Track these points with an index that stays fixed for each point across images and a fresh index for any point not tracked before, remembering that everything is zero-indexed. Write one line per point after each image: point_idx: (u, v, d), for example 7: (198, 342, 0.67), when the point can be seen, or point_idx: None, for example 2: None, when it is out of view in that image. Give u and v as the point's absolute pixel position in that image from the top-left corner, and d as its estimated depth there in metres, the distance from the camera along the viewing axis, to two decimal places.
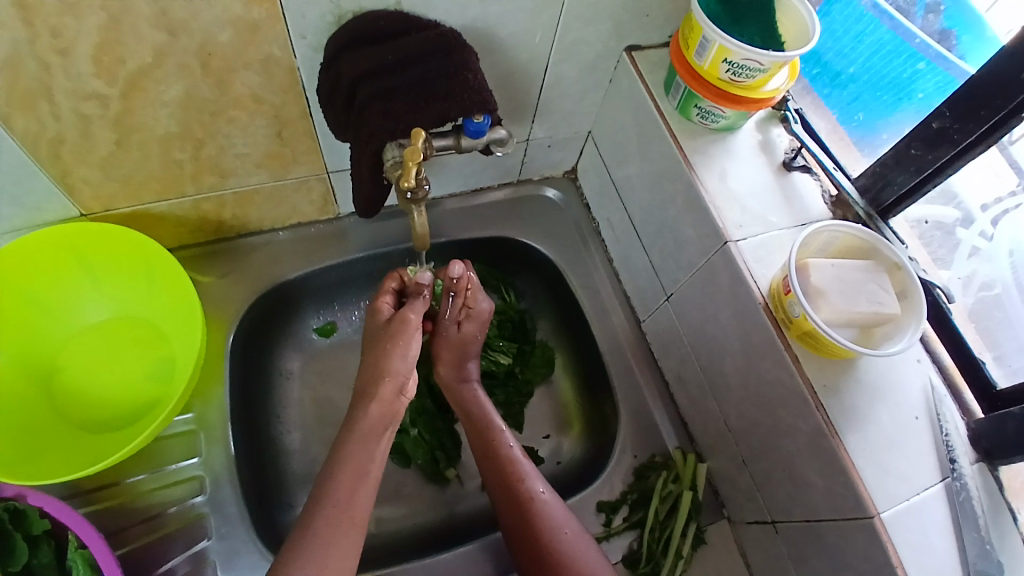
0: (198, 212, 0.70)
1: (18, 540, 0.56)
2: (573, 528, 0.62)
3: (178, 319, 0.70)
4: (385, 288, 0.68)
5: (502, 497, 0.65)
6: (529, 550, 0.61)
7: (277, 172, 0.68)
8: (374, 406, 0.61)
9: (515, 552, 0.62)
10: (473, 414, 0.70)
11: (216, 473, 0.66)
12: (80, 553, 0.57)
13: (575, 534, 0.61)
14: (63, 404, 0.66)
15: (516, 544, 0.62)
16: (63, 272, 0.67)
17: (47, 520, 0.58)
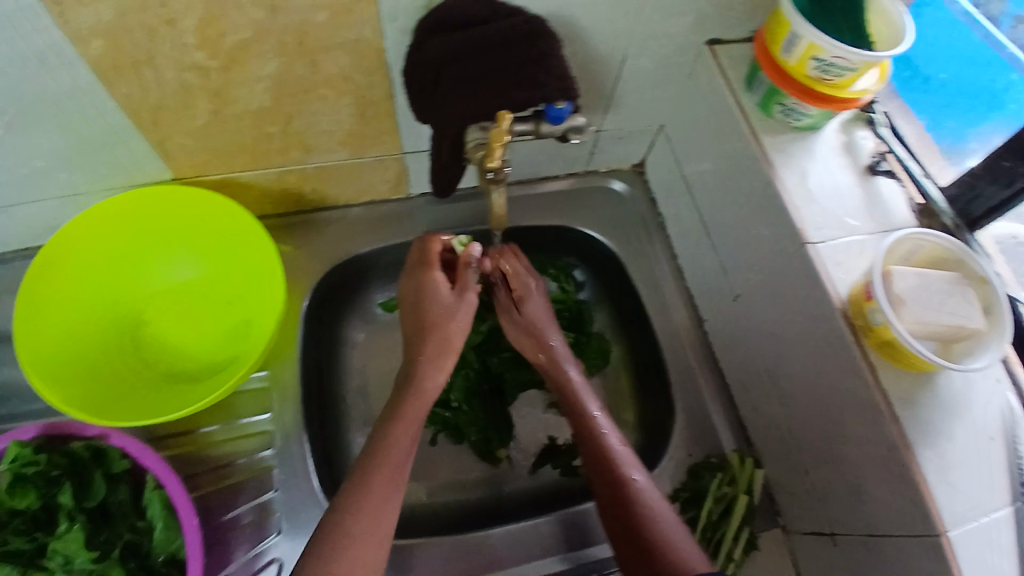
0: (281, 184, 0.74)
1: (99, 477, 0.63)
2: (671, 519, 0.57)
3: (256, 283, 0.74)
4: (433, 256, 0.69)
5: (598, 481, 0.61)
6: (630, 540, 0.57)
7: (356, 150, 0.71)
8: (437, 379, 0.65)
9: (617, 544, 0.58)
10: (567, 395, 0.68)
11: (285, 429, 0.70)
12: (156, 492, 0.63)
13: (675, 525, 0.57)
14: (147, 354, 0.71)
15: (617, 534, 0.58)
16: (154, 232, 0.72)
17: (127, 461, 0.64)
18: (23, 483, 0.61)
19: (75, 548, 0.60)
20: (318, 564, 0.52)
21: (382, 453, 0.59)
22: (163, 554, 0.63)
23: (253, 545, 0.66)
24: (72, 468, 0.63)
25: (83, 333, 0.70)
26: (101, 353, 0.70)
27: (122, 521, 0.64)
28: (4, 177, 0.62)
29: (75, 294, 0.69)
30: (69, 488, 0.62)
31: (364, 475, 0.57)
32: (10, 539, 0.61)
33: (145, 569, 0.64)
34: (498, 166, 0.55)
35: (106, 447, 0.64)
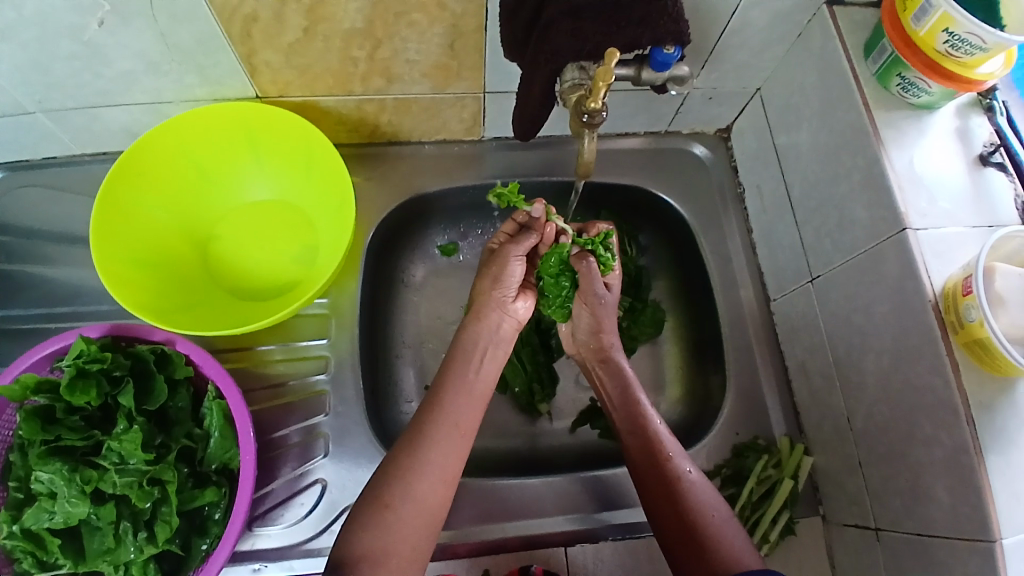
0: (358, 113, 0.73)
1: (161, 379, 0.62)
2: (719, 513, 0.57)
3: (326, 210, 0.74)
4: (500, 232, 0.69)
5: (645, 473, 0.59)
6: (681, 532, 0.56)
7: (438, 84, 0.69)
8: (478, 324, 0.65)
9: (668, 537, 0.56)
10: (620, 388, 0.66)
11: (340, 357, 0.71)
12: (217, 403, 0.62)
13: (723, 518, 0.56)
14: (217, 271, 0.73)
15: (668, 529, 0.56)
16: (234, 148, 0.72)
17: (189, 368, 0.63)
18: (84, 378, 0.60)
19: (132, 448, 0.58)
20: (374, 496, 0.53)
21: (438, 403, 0.59)
22: (217, 463, 0.63)
23: (300, 464, 0.68)
24: (131, 372, 0.63)
25: (155, 243, 0.71)
26: (172, 260, 0.71)
27: (178, 427, 0.64)
28: (96, 75, 0.62)
29: (147, 204, 0.70)
30: (130, 388, 0.61)
31: (423, 422, 0.57)
32: (63, 436, 0.59)
33: (197, 476, 0.63)
34: (596, 109, 0.54)
35: (171, 351, 0.63)
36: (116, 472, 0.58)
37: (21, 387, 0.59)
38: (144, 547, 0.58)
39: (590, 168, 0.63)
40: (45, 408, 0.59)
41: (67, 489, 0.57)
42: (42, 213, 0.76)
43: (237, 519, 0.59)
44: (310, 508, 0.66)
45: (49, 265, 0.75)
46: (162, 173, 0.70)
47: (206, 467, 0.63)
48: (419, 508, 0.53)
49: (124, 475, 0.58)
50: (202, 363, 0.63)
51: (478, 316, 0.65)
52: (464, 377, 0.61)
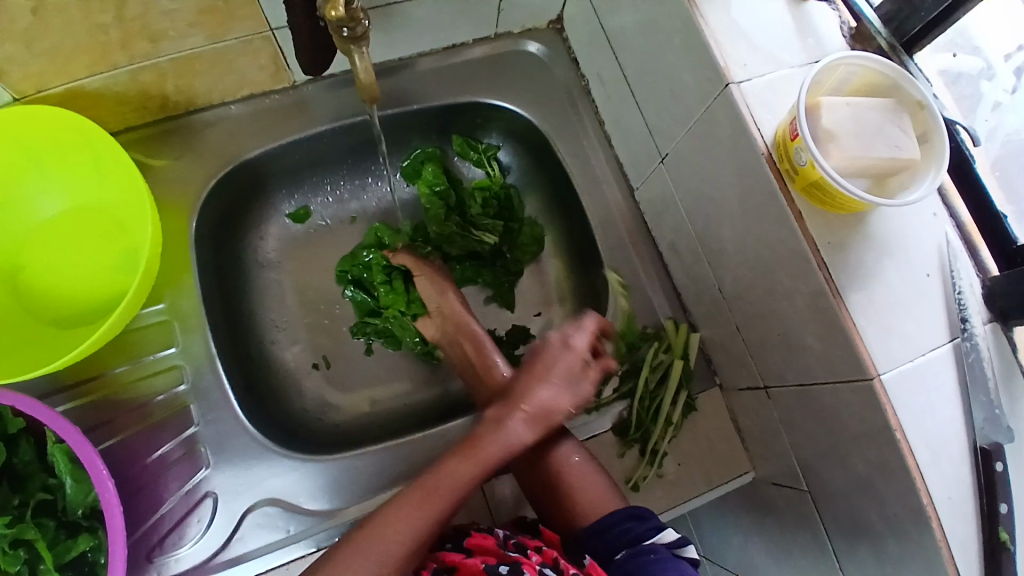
0: (138, 86, 0.63)
1: None
2: (574, 457, 0.60)
3: (134, 208, 0.64)
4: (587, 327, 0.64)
5: None
6: (544, 485, 0.59)
7: (215, 33, 0.59)
8: (493, 431, 0.58)
9: (534, 490, 0.60)
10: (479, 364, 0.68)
11: (196, 361, 0.65)
12: (59, 447, 0.56)
13: (583, 463, 0.60)
14: (32, 303, 0.64)
15: (532, 484, 0.60)
16: (5, 160, 0.61)
17: (21, 419, 0.57)
18: None
19: None
20: None
21: (406, 499, 0.53)
22: (83, 508, 0.57)
23: (186, 480, 0.62)
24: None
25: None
26: None
27: (32, 482, 0.58)
28: None
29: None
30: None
31: (390, 525, 0.51)
32: None
33: (69, 525, 0.57)
34: (356, 19, 0.47)
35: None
36: None
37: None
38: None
39: (373, 91, 0.59)
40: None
41: None
42: None
43: (117, 560, 0.54)
44: (208, 523, 0.61)
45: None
46: None
47: (74, 515, 0.58)
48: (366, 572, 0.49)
49: None
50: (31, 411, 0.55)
51: (518, 411, 0.59)
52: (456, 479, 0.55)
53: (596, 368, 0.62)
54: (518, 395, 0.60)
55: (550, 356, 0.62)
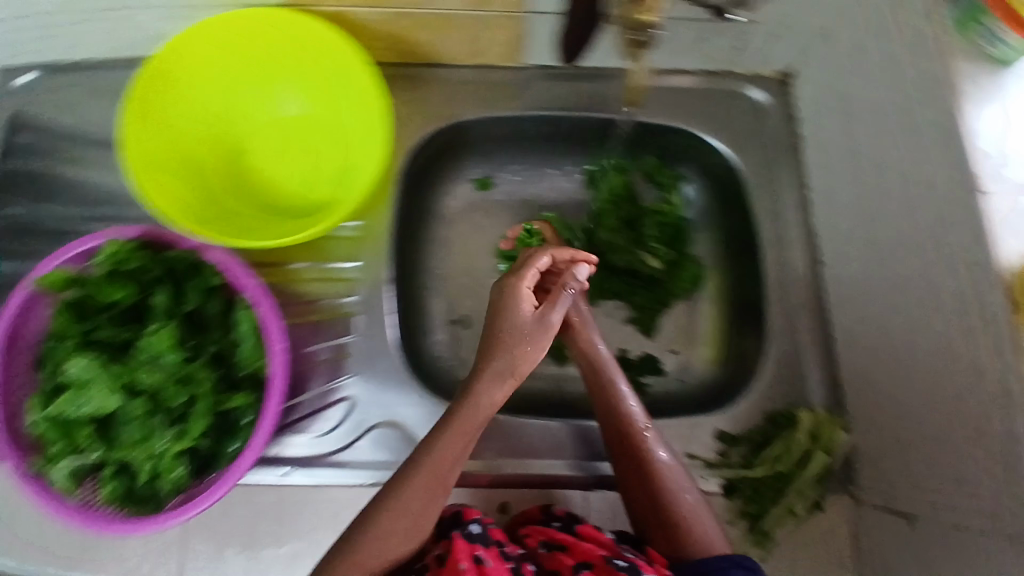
0: (394, 28, 0.67)
1: (196, 287, 0.58)
2: (686, 492, 0.58)
3: (363, 130, 0.67)
4: (527, 274, 0.61)
5: (619, 449, 0.61)
6: (652, 508, 0.59)
7: (479, 2, 0.62)
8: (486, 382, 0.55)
9: (639, 510, 0.60)
10: (591, 371, 0.65)
11: (374, 281, 0.70)
12: (246, 311, 0.58)
13: (696, 500, 0.58)
14: (248, 185, 0.68)
15: (639, 505, 0.60)
16: (270, 54, 0.66)
17: (223, 276, 0.59)
18: (119, 276, 0.57)
19: (165, 344, 0.55)
20: (343, 552, 0.50)
21: (432, 455, 0.53)
22: (248, 369, 0.59)
23: (328, 380, 0.67)
24: (167, 274, 0.59)
25: (177, 158, 0.65)
26: (203, 169, 0.66)
27: (211, 331, 0.59)
28: None
29: (178, 114, 0.65)
30: (162, 290, 0.57)
31: (414, 485, 0.52)
32: (98, 328, 0.56)
33: (228, 379, 0.59)
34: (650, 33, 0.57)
35: (205, 261, 0.59)
36: (148, 368, 0.56)
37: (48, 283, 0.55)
38: (170, 442, 0.55)
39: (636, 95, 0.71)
40: (73, 304, 0.56)
41: (100, 377, 0.54)
42: (60, 114, 0.72)
43: (269, 423, 0.55)
44: (335, 424, 0.65)
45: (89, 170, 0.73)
46: (199, 76, 0.65)
47: (240, 372, 0.59)
48: (398, 529, 0.51)
49: (155, 371, 0.55)
50: (227, 268, 0.58)
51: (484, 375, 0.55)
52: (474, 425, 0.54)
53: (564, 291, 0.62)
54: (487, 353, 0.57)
55: (509, 307, 0.58)
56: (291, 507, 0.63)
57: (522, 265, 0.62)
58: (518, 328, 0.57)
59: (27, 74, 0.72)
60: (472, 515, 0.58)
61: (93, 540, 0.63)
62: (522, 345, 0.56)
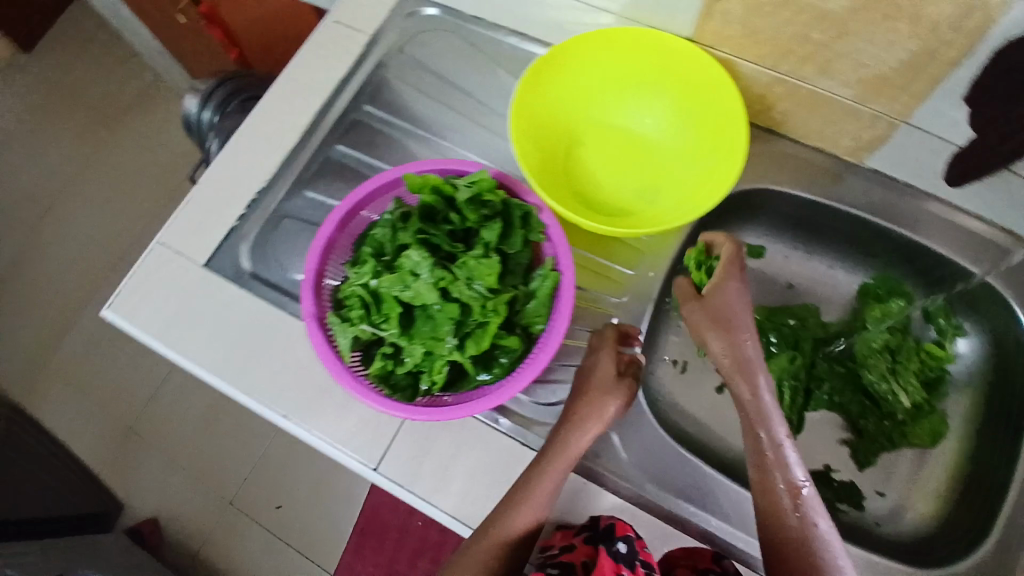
0: (763, 90, 0.70)
1: (520, 237, 0.66)
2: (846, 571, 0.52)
3: (698, 170, 0.71)
4: (606, 340, 0.68)
5: (766, 506, 0.57)
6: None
7: (865, 96, 0.64)
8: (573, 418, 0.64)
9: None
10: (755, 416, 0.60)
11: (640, 293, 0.74)
12: (552, 275, 0.65)
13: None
14: (572, 172, 0.74)
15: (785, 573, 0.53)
16: (654, 76, 0.72)
17: (544, 237, 0.66)
18: (475, 201, 0.66)
19: (486, 273, 0.63)
20: (479, 530, 0.60)
21: (533, 471, 0.62)
22: (526, 322, 0.66)
23: (564, 359, 0.73)
24: (503, 214, 0.66)
25: (543, 123, 0.73)
26: (548, 143, 0.73)
27: (511, 277, 0.66)
28: None
29: (555, 91, 0.73)
30: (496, 227, 0.65)
31: (521, 489, 0.61)
32: (435, 234, 0.65)
33: (507, 322, 0.66)
34: None
35: (535, 218, 0.66)
36: (463, 284, 0.64)
37: (421, 184, 0.65)
38: (451, 352, 0.63)
39: None
40: (428, 207, 0.67)
41: (427, 275, 0.62)
42: (441, 53, 0.84)
43: (532, 372, 0.63)
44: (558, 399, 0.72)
45: (446, 107, 0.83)
46: (587, 69, 0.72)
47: (518, 320, 0.66)
48: (515, 522, 0.59)
49: (470, 291, 0.63)
50: (556, 243, 0.66)
51: (570, 420, 0.64)
52: (566, 461, 0.62)
53: (635, 363, 0.68)
54: (590, 400, 0.64)
55: (596, 362, 0.67)
56: (494, 457, 0.69)
57: (598, 334, 0.69)
58: (601, 383, 0.65)
59: (431, 10, 0.85)
60: (625, 534, 0.60)
61: (323, 397, 0.72)
62: (603, 399, 0.64)
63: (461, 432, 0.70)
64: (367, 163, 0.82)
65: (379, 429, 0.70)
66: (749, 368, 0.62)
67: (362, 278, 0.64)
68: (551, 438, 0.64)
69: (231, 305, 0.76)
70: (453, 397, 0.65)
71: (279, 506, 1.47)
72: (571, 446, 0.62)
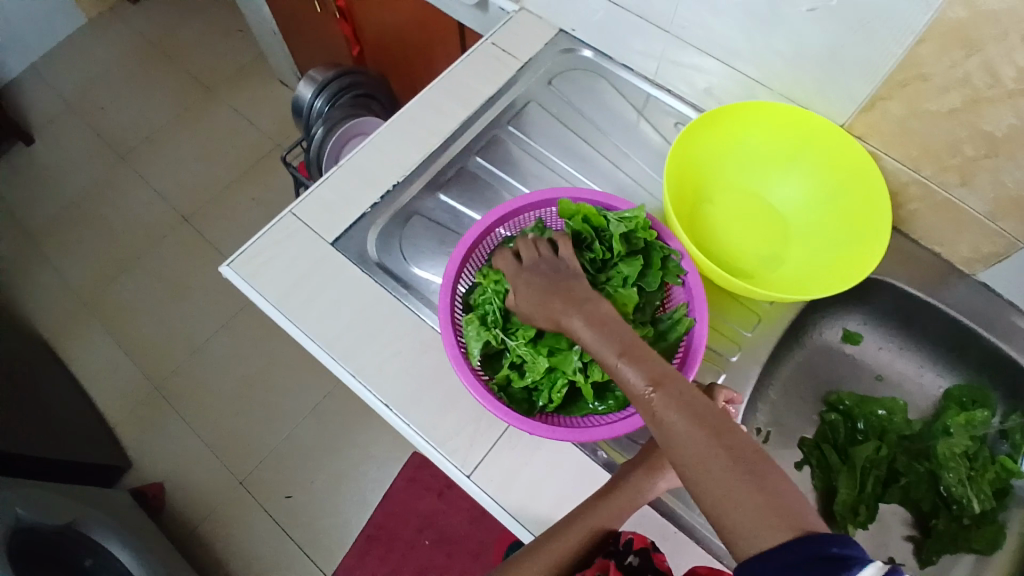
0: (899, 189, 0.74)
1: (659, 279, 0.68)
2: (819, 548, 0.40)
3: (825, 250, 0.75)
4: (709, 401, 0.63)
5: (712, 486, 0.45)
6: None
7: (999, 213, 0.68)
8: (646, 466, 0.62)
9: None
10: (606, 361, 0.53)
11: (750, 355, 0.75)
12: (684, 320, 0.66)
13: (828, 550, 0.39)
14: (701, 224, 0.77)
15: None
16: (801, 156, 0.76)
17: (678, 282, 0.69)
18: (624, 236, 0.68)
19: (624, 304, 0.65)
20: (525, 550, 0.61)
21: (590, 505, 0.61)
22: None
23: None
24: (645, 252, 0.69)
25: (691, 173, 0.77)
26: (686, 192, 0.77)
27: (643, 314, 0.68)
28: (747, 40, 0.72)
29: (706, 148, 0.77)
30: (638, 264, 0.67)
31: (573, 517, 0.61)
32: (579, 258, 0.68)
33: None
34: None
35: (675, 264, 0.69)
36: None
37: (574, 211, 0.68)
38: (575, 373, 0.65)
39: None
40: (576, 233, 0.69)
41: None
42: (588, 93, 0.88)
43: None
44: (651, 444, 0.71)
45: (582, 140, 0.85)
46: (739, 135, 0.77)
47: None
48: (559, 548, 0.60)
49: None
50: (692, 288, 0.68)
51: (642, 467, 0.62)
52: (627, 504, 0.61)
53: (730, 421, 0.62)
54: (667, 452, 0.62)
55: None
56: (585, 483, 0.68)
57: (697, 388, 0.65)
58: None
59: (589, 51, 0.89)
60: (642, 548, 0.60)
61: (419, 394, 0.71)
62: None
63: (556, 451, 0.69)
64: (499, 178, 0.83)
65: (478, 435, 0.69)
66: (606, 326, 0.53)
67: (498, 293, 0.68)
68: (616, 479, 0.63)
69: (346, 283, 0.76)
70: (564, 420, 0.66)
71: (287, 496, 1.44)
72: (636, 494, 0.61)
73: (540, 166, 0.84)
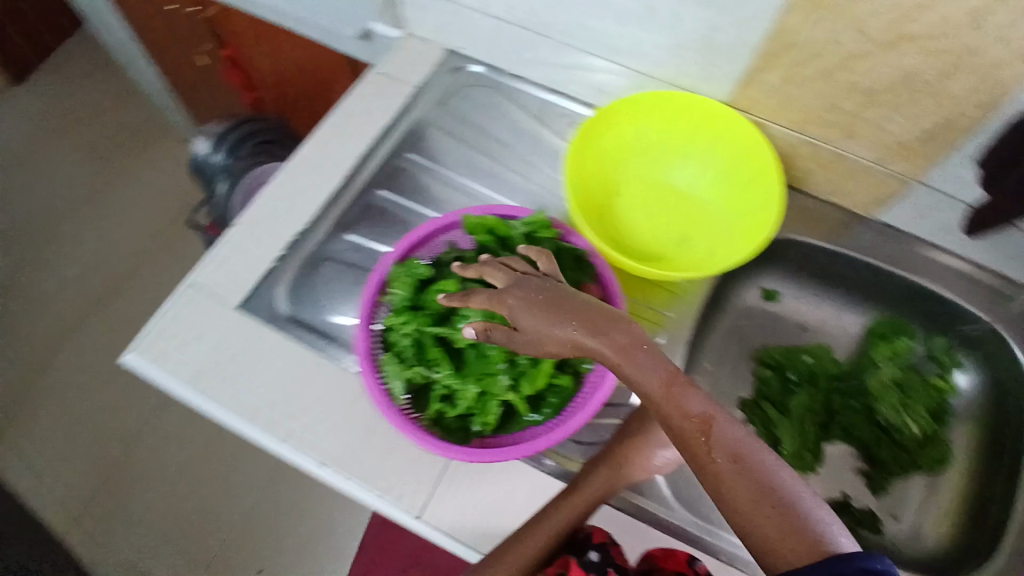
0: (789, 150, 0.78)
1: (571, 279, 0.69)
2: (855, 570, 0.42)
3: (728, 221, 0.78)
4: None
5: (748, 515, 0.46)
6: None
7: (885, 157, 0.73)
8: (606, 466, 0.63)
9: None
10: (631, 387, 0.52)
11: (678, 332, 0.77)
12: None
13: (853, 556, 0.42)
14: (612, 217, 0.80)
15: None
16: (693, 137, 0.80)
17: (592, 278, 0.70)
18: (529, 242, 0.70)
19: None
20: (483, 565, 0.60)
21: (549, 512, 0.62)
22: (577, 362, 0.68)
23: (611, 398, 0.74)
24: (553, 256, 0.70)
25: (596, 174, 0.80)
26: (593, 190, 0.79)
27: None
28: (625, 33, 0.74)
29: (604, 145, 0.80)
30: None
31: (530, 528, 0.61)
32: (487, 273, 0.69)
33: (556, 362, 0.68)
34: None
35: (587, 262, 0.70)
36: None
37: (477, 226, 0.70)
38: (506, 392, 0.65)
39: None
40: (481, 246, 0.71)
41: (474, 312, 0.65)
42: (483, 105, 0.89)
43: (584, 414, 0.64)
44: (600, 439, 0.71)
45: (484, 154, 0.86)
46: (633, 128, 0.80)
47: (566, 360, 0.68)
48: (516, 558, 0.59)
49: None
50: (608, 282, 0.69)
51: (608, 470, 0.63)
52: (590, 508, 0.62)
53: None
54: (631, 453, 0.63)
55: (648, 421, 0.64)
56: (540, 496, 0.67)
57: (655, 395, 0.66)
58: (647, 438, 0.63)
59: (476, 65, 0.90)
60: (600, 542, 0.61)
61: (360, 442, 0.68)
62: (648, 450, 0.63)
63: (506, 471, 0.68)
64: (406, 208, 0.84)
65: (423, 472, 0.67)
66: (621, 336, 0.53)
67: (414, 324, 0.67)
68: (575, 484, 0.63)
69: (261, 348, 0.73)
70: (504, 439, 0.66)
71: (259, 570, 1.36)
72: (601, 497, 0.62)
73: (448, 187, 0.85)
